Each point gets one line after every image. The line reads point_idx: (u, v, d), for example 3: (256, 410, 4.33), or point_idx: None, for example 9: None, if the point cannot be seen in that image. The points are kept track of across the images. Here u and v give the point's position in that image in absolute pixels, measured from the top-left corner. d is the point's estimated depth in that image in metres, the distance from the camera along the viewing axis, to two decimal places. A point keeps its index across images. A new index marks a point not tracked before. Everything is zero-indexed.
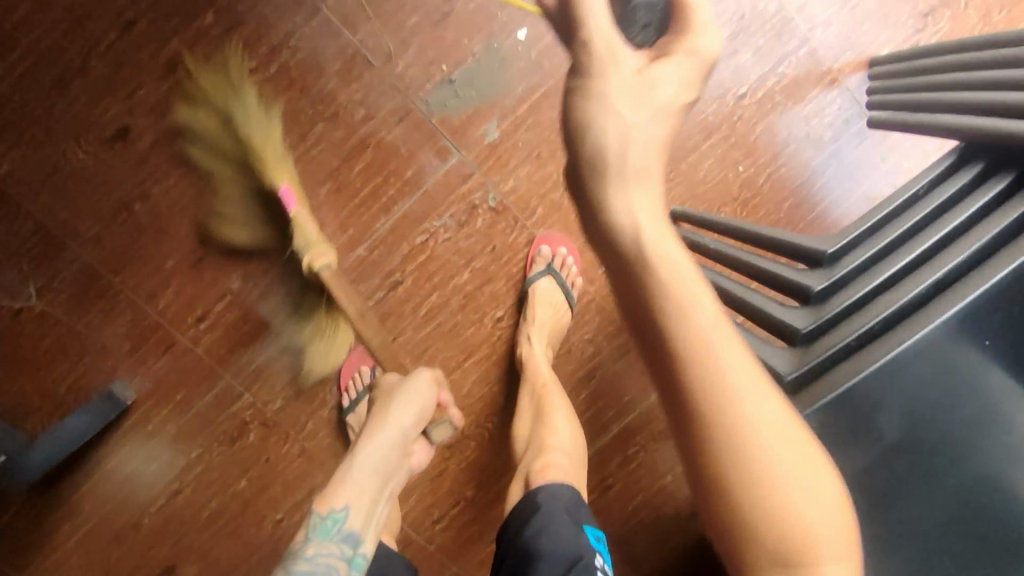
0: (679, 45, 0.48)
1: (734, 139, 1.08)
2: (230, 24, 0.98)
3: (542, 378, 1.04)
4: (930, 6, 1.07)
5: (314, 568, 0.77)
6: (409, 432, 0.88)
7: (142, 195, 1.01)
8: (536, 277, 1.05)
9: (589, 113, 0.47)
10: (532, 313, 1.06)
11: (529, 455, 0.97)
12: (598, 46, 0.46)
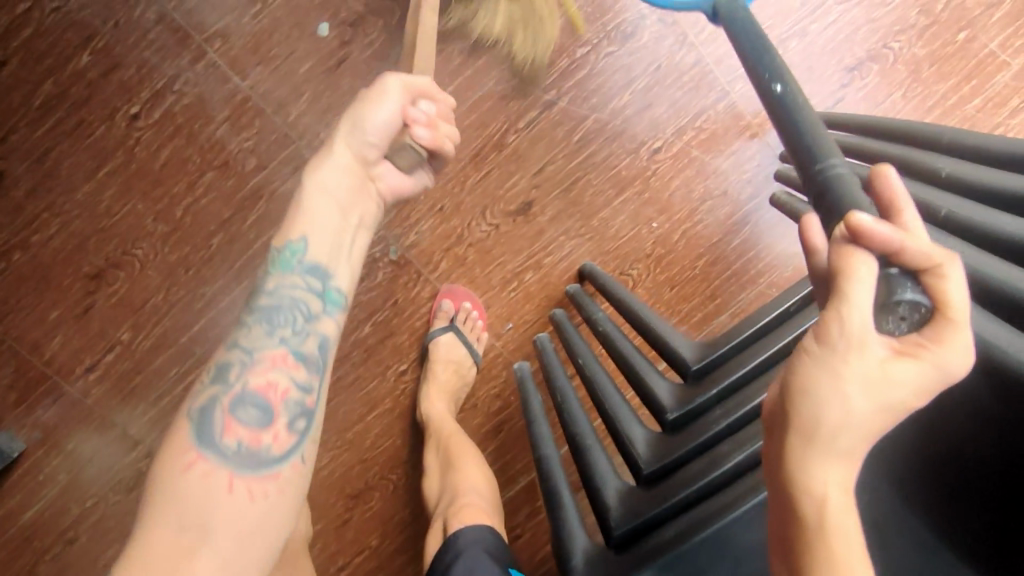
0: (932, 356, 0.36)
1: (648, 194, 1.04)
2: (110, 67, 0.92)
3: (444, 430, 0.98)
4: (857, 60, 1.03)
5: (277, 303, 0.64)
6: (370, 145, 0.69)
7: (22, 244, 0.96)
8: (437, 333, 1.00)
9: (812, 384, 0.38)
10: (436, 370, 1.01)
11: (443, 506, 0.92)
12: (849, 330, 0.36)
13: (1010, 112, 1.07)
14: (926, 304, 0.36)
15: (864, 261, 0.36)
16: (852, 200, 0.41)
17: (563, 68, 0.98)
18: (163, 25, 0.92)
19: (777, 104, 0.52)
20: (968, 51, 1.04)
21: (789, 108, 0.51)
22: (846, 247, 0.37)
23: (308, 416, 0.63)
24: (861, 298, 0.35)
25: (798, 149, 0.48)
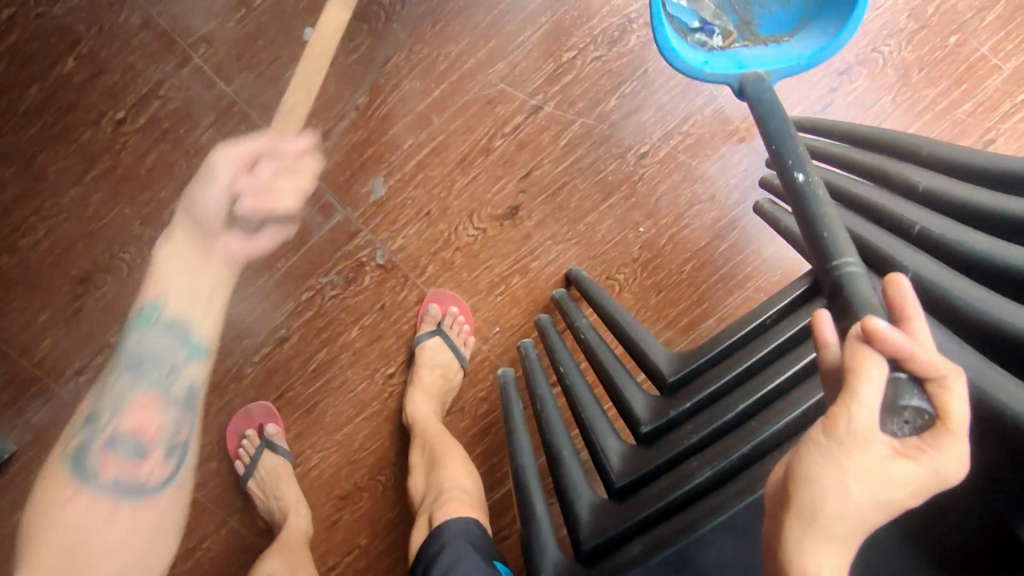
0: (932, 460, 0.36)
1: (634, 200, 1.04)
2: (96, 72, 0.92)
3: (429, 430, 0.99)
4: (846, 65, 1.02)
5: (158, 346, 0.73)
6: None
7: (11, 247, 0.97)
8: (423, 338, 1.01)
9: (814, 471, 0.38)
10: (421, 374, 1.01)
11: (427, 501, 0.92)
12: (856, 424, 0.36)
13: (1001, 115, 1.07)
14: (928, 413, 0.37)
15: (876, 362, 0.36)
16: (863, 300, 0.45)
17: (550, 73, 0.98)
18: (148, 30, 0.92)
19: (799, 194, 0.55)
20: (959, 55, 1.04)
21: (813, 198, 0.54)
22: (860, 345, 0.38)
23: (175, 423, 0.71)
24: (868, 397, 0.36)
25: (816, 245, 0.52)
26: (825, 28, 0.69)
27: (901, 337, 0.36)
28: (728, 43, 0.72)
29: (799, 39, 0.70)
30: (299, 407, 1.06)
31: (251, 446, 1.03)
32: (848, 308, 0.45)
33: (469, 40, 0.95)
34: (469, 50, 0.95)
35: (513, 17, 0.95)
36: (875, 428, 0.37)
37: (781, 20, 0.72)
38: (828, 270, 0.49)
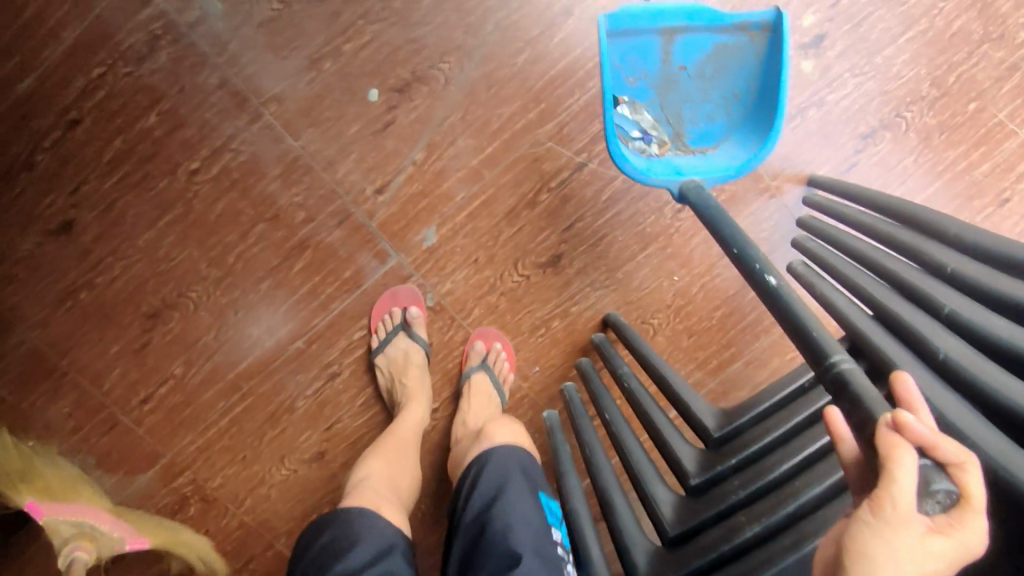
0: (965, 537, 0.40)
1: (670, 251, 1.10)
2: (174, 126, 1.00)
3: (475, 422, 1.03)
4: (871, 128, 1.08)
5: None
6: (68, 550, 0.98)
7: (87, 284, 1.04)
8: (470, 371, 1.07)
9: (863, 551, 0.42)
10: (469, 396, 1.07)
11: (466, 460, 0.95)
12: (897, 505, 0.41)
13: (1016, 177, 1.14)
14: (954, 490, 0.41)
15: (905, 449, 0.41)
16: (861, 391, 0.50)
17: (594, 133, 1.05)
18: (223, 90, 0.99)
19: (773, 295, 0.65)
20: (977, 120, 1.10)
21: (785, 296, 0.64)
22: (889, 435, 0.42)
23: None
24: (903, 479, 0.40)
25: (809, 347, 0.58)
26: (745, 145, 0.96)
27: (923, 428, 0.42)
28: (663, 151, 1.01)
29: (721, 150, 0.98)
30: (348, 437, 1.12)
31: (388, 326, 1.07)
32: (859, 403, 0.48)
33: (520, 103, 1.03)
34: (520, 111, 1.03)
35: (562, 83, 1.03)
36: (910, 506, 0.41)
37: (706, 135, 1.01)
38: (820, 367, 0.55)
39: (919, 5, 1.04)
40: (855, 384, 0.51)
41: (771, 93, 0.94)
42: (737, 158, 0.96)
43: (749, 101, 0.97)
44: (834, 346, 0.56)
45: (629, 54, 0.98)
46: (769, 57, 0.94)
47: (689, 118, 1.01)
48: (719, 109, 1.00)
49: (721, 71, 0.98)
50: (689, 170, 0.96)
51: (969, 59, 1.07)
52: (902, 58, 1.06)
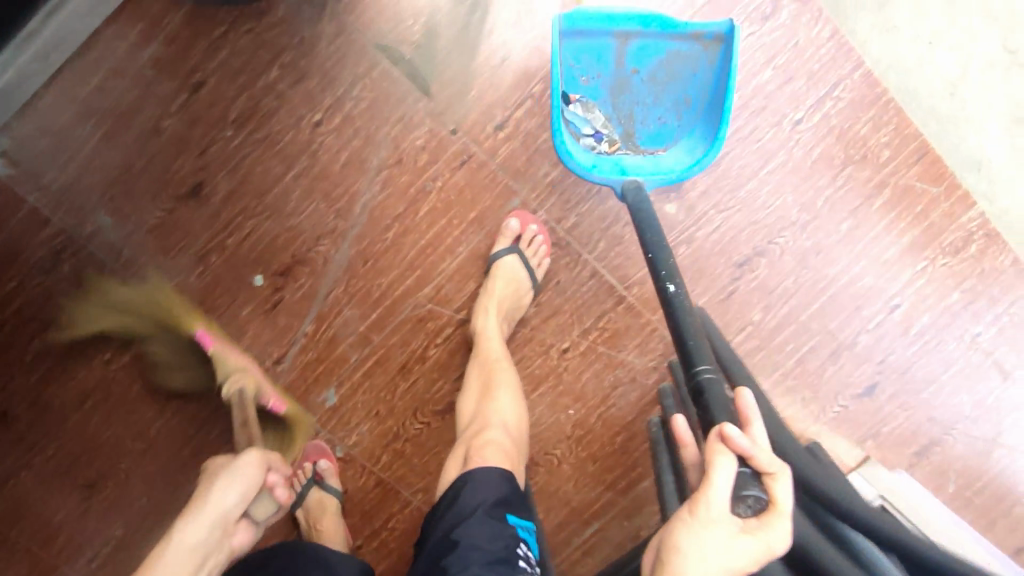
0: (764, 533, 0.60)
1: (561, 387, 1.14)
2: (83, 325, 1.05)
3: (492, 359, 1.04)
4: (745, 256, 1.11)
5: None
6: (232, 511, 0.84)
7: (26, 463, 1.11)
8: (501, 253, 1.03)
9: (691, 530, 0.61)
10: (494, 279, 1.04)
11: (472, 430, 1.00)
12: (717, 500, 0.60)
13: (901, 284, 1.16)
14: (763, 497, 0.62)
15: (727, 456, 0.61)
16: (715, 400, 0.70)
17: (473, 290, 1.08)
18: (125, 289, 1.05)
19: (670, 302, 0.83)
20: (853, 237, 1.13)
21: (678, 305, 0.82)
22: (719, 443, 0.62)
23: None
24: (721, 478, 0.60)
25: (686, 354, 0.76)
26: (691, 151, 1.06)
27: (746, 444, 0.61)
28: (613, 149, 1.08)
29: (668, 153, 1.07)
30: None
31: (300, 482, 1.11)
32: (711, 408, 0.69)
33: (395, 274, 1.07)
34: (396, 280, 1.07)
35: (432, 252, 1.06)
36: (726, 508, 0.61)
37: (654, 137, 1.09)
38: (692, 376, 0.74)
39: (775, 138, 1.09)
40: (711, 394, 0.71)
41: (720, 101, 1.02)
42: (682, 162, 1.06)
43: (699, 106, 1.06)
44: (705, 358, 0.75)
45: (584, 57, 1.04)
46: (718, 68, 1.02)
47: (639, 119, 1.08)
48: (669, 113, 1.08)
49: (673, 77, 1.05)
50: (634, 170, 1.05)
51: (835, 182, 1.11)
52: (766, 189, 1.10)
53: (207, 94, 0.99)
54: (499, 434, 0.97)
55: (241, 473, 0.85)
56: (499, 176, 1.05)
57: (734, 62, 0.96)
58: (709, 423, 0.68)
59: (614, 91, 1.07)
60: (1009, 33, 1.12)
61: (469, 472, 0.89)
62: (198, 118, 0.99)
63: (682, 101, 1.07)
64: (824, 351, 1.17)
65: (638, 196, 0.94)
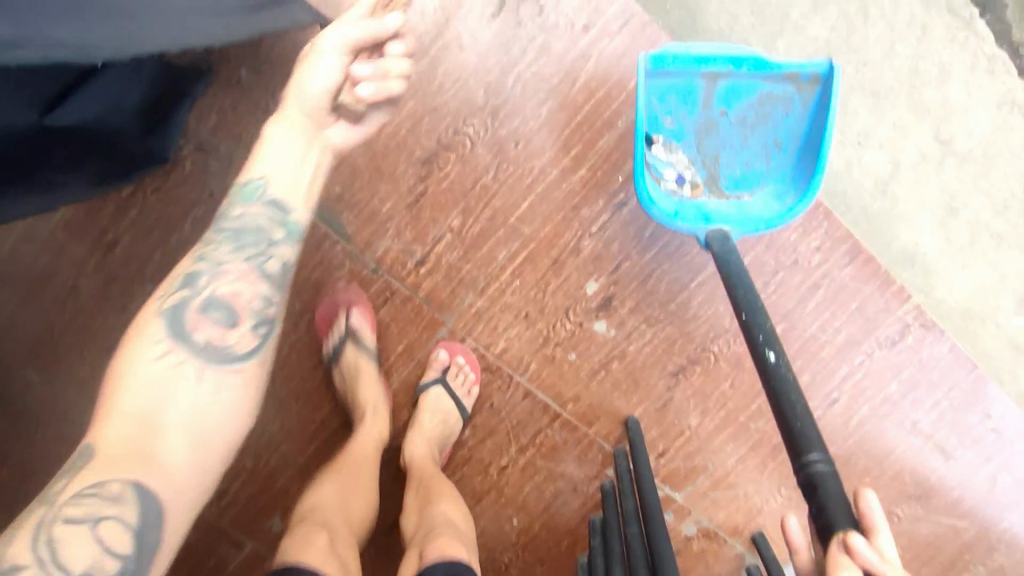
0: None
1: (503, 499, 1.12)
2: (23, 475, 1.03)
3: (425, 470, 1.01)
4: (680, 365, 1.11)
5: None
6: (333, 61, 0.76)
7: None
8: (428, 385, 1.05)
9: None
10: (422, 411, 1.05)
11: (419, 535, 0.91)
12: None
13: (839, 378, 1.17)
14: None
15: (850, 571, 0.53)
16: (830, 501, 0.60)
17: (405, 420, 1.09)
18: (63, 440, 1.04)
19: (771, 372, 0.74)
20: (787, 339, 1.13)
21: (780, 377, 0.73)
22: (842, 554, 0.55)
23: (270, 324, 0.68)
24: None
25: (791, 434, 0.67)
26: (781, 198, 1.01)
27: (873, 556, 0.53)
28: (696, 194, 1.04)
29: (755, 198, 1.03)
30: None
31: (337, 332, 1.01)
32: (822, 513, 0.60)
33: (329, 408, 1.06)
34: None
35: None
36: None
37: (741, 181, 1.04)
38: (799, 466, 0.65)
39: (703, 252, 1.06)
40: (827, 490, 0.61)
41: (814, 144, 0.98)
42: (771, 208, 1.01)
43: (794, 150, 1.00)
44: (817, 443, 0.65)
45: (669, 97, 1.01)
46: (816, 112, 0.96)
47: (725, 163, 1.04)
48: (758, 156, 1.03)
49: (763, 120, 1.01)
50: (719, 219, 1.01)
51: (767, 288, 1.11)
52: (695, 301, 1.08)
53: (124, 251, 1.00)
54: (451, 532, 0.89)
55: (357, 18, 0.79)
56: (424, 308, 1.05)
57: (834, 105, 0.91)
58: (826, 527, 0.59)
59: (699, 134, 1.03)
60: (941, 123, 1.09)
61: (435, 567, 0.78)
62: (115, 275, 1.01)
63: (774, 143, 1.02)
64: (765, 448, 1.15)
65: (725, 245, 0.92)
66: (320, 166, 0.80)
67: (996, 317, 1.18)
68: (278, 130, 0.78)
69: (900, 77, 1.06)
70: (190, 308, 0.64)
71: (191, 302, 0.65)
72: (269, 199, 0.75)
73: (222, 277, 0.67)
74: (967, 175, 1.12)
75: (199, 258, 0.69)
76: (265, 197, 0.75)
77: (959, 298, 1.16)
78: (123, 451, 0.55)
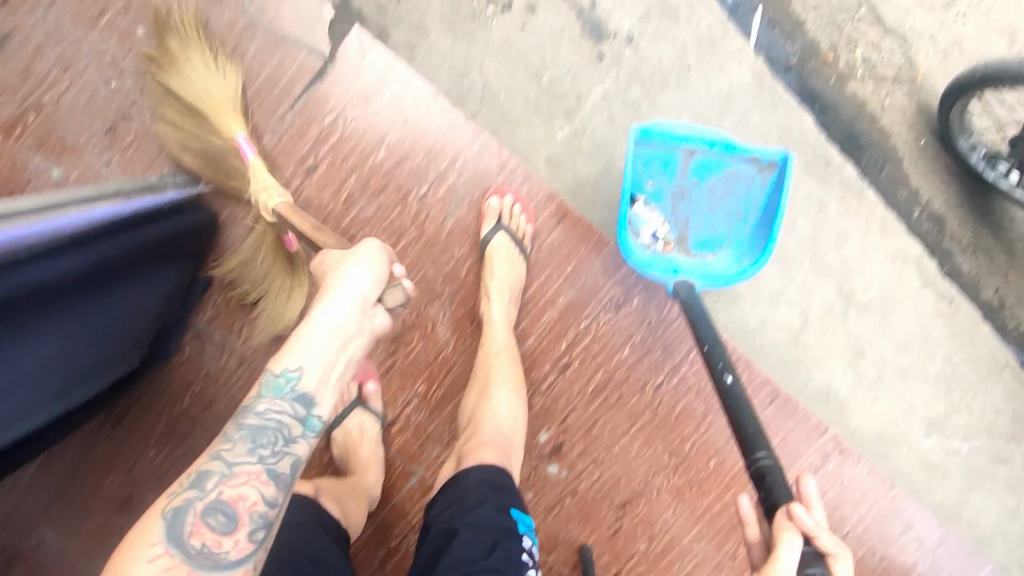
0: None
1: None
2: None
3: (493, 350, 1.07)
4: (625, 497, 1.23)
5: None
6: (364, 299, 0.84)
7: None
8: (490, 235, 1.07)
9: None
10: (491, 258, 1.07)
11: (471, 429, 1.02)
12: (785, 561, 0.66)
13: None
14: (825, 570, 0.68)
15: (794, 533, 0.67)
16: (778, 482, 0.75)
17: (384, 554, 1.17)
18: None
19: (725, 393, 0.92)
20: (721, 471, 1.24)
21: (732, 395, 0.91)
22: (786, 518, 0.69)
23: (268, 528, 0.76)
24: (786, 550, 0.66)
25: (746, 439, 0.83)
26: (738, 260, 1.17)
27: (810, 520, 0.68)
28: (667, 250, 1.19)
29: (717, 258, 1.19)
30: None
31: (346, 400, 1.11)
32: (772, 493, 0.74)
33: None
34: None
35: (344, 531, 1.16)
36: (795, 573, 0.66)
37: (705, 241, 1.19)
38: (751, 462, 0.80)
39: (641, 400, 1.20)
40: (773, 480, 0.76)
41: (770, 220, 1.14)
42: (729, 269, 1.17)
43: (752, 220, 1.16)
44: (762, 443, 0.81)
45: (653, 162, 1.16)
46: (772, 189, 1.11)
47: (694, 225, 1.19)
48: (722, 223, 1.18)
49: (729, 192, 1.16)
50: (686, 272, 1.15)
51: (701, 428, 1.23)
52: (636, 442, 1.22)
53: (134, 421, 1.11)
54: (493, 427, 1.00)
55: (370, 252, 0.86)
56: (397, 461, 1.16)
57: (786, 186, 1.05)
58: (773, 504, 0.73)
59: (675, 198, 1.18)
60: (843, 281, 1.26)
61: (466, 467, 0.93)
62: (124, 443, 1.11)
63: (736, 213, 1.18)
64: (708, 564, 1.25)
65: (690, 292, 1.05)
66: (355, 353, 0.85)
67: (908, 441, 1.33)
68: (304, 324, 0.83)
69: (803, 245, 1.24)
70: (192, 514, 0.73)
71: (194, 506, 0.74)
72: (296, 392, 0.80)
73: (228, 482, 0.75)
74: (870, 322, 1.28)
75: (212, 455, 0.77)
76: (291, 390, 0.81)
77: (873, 427, 1.31)
78: None
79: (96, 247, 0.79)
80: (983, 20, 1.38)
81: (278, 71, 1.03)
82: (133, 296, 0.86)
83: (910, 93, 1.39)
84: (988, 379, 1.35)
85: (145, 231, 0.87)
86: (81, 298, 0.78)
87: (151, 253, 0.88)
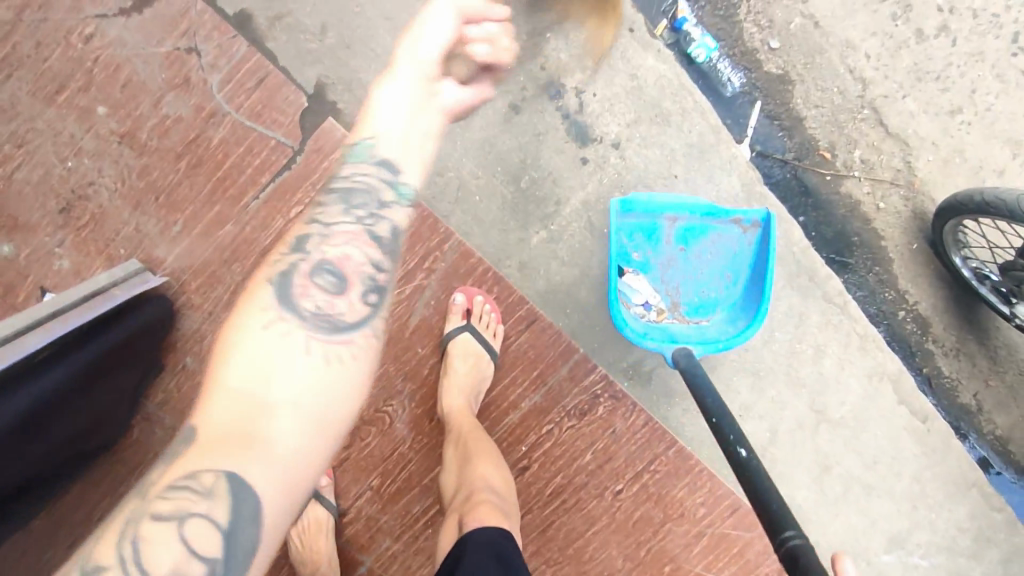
0: None
1: None
2: None
3: (466, 426, 1.05)
4: None
5: None
6: (431, 58, 0.84)
7: None
8: (454, 332, 1.08)
9: None
10: (454, 358, 1.08)
11: (458, 500, 0.96)
12: None
13: None
14: None
15: None
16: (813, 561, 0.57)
17: None
18: None
19: (743, 465, 0.75)
20: None
21: (751, 468, 0.73)
22: None
23: (380, 291, 0.71)
24: None
25: (769, 514, 0.66)
26: (734, 322, 1.12)
27: None
28: (661, 318, 1.14)
29: (712, 322, 1.13)
30: None
31: None
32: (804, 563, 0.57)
33: None
34: None
35: None
36: None
37: (698, 308, 1.14)
38: (778, 544, 0.62)
39: (597, 506, 1.15)
40: (807, 560, 0.57)
41: (761, 279, 1.10)
42: (726, 331, 1.12)
43: (742, 280, 1.12)
44: (792, 523, 0.64)
45: (634, 232, 1.13)
46: (760, 249, 1.09)
47: (685, 292, 1.14)
48: (713, 287, 1.14)
49: (716, 255, 1.13)
50: (683, 340, 1.10)
51: (658, 534, 1.16)
52: (589, 546, 1.15)
53: (58, 507, 1.01)
54: (490, 495, 0.95)
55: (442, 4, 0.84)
56: (346, 550, 1.12)
57: (773, 245, 1.04)
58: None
59: (663, 266, 1.14)
60: (817, 396, 1.24)
61: (467, 532, 0.85)
62: (61, 522, 1.01)
63: (726, 276, 1.14)
64: None
65: (691, 359, 1.00)
66: (432, 128, 0.84)
67: (867, 556, 1.29)
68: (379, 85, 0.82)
69: (777, 358, 1.22)
70: (296, 278, 0.69)
71: (300, 269, 0.70)
72: (377, 158, 0.78)
73: (329, 242, 0.72)
74: (840, 439, 1.26)
75: (312, 221, 0.74)
76: (374, 155, 0.78)
77: (834, 541, 1.28)
78: (240, 432, 0.58)
79: (44, 379, 0.75)
80: (988, 128, 1.33)
81: (246, 157, 1.01)
82: (71, 423, 0.82)
83: (906, 197, 1.35)
84: (955, 496, 1.30)
85: (99, 344, 0.83)
86: (36, 428, 0.75)
87: (99, 373, 0.84)
